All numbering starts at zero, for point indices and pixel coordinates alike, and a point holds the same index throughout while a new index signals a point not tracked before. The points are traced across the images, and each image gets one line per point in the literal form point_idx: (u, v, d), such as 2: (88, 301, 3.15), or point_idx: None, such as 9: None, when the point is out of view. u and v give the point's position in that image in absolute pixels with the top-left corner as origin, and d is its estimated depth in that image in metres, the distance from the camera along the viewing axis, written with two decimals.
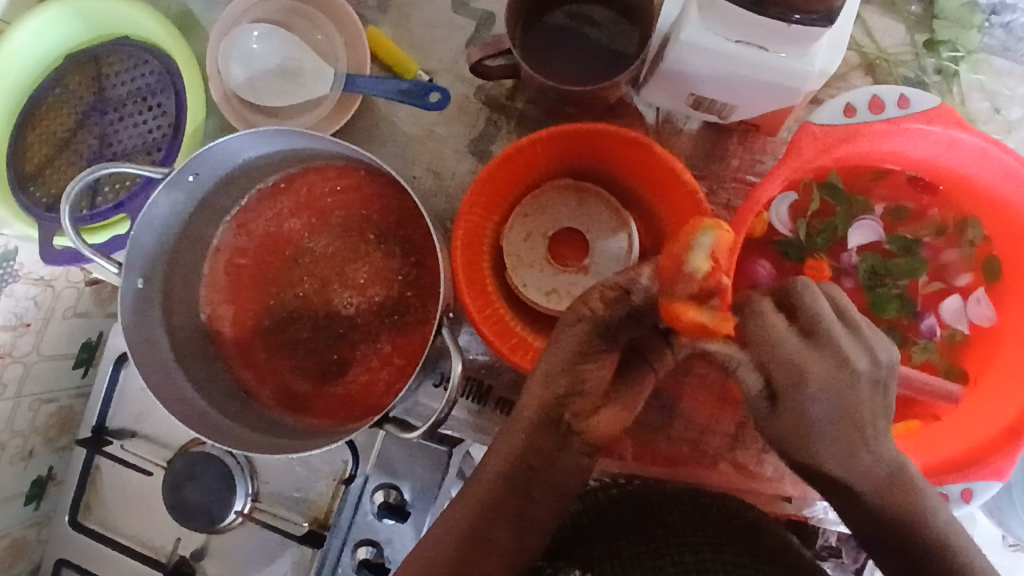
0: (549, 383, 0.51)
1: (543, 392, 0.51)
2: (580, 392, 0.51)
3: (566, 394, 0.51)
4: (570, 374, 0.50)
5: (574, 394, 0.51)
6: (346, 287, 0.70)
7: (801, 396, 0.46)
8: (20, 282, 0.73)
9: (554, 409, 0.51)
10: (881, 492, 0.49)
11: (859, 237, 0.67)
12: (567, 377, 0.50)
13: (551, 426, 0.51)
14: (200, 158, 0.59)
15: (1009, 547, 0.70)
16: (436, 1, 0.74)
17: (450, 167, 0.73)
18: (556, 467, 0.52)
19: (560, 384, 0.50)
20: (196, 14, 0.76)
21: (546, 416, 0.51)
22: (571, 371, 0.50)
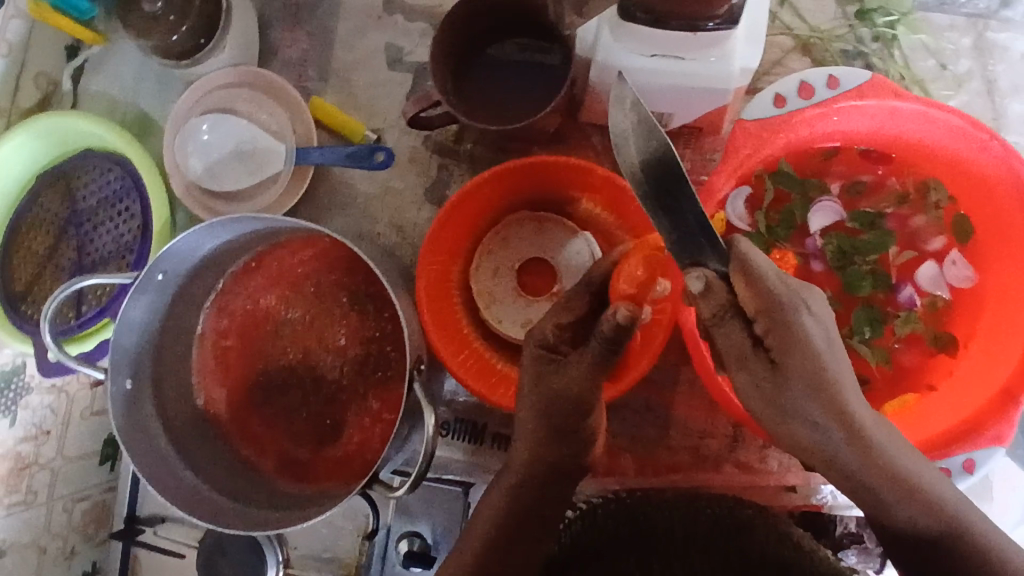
0: (539, 433, 0.51)
1: (539, 445, 0.51)
2: (583, 435, 0.51)
3: (566, 438, 0.51)
4: (566, 424, 0.51)
5: (577, 439, 0.51)
6: (328, 351, 0.72)
7: (808, 345, 0.44)
8: (34, 393, 0.79)
9: (553, 454, 0.51)
10: (886, 480, 0.45)
11: (820, 220, 0.66)
12: (569, 422, 0.51)
13: (553, 473, 0.51)
14: (165, 256, 0.61)
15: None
16: (371, 61, 0.75)
17: (412, 218, 0.75)
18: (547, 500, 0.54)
19: (557, 432, 0.51)
20: (152, 115, 0.79)
21: (544, 457, 0.51)
22: (571, 418, 0.51)
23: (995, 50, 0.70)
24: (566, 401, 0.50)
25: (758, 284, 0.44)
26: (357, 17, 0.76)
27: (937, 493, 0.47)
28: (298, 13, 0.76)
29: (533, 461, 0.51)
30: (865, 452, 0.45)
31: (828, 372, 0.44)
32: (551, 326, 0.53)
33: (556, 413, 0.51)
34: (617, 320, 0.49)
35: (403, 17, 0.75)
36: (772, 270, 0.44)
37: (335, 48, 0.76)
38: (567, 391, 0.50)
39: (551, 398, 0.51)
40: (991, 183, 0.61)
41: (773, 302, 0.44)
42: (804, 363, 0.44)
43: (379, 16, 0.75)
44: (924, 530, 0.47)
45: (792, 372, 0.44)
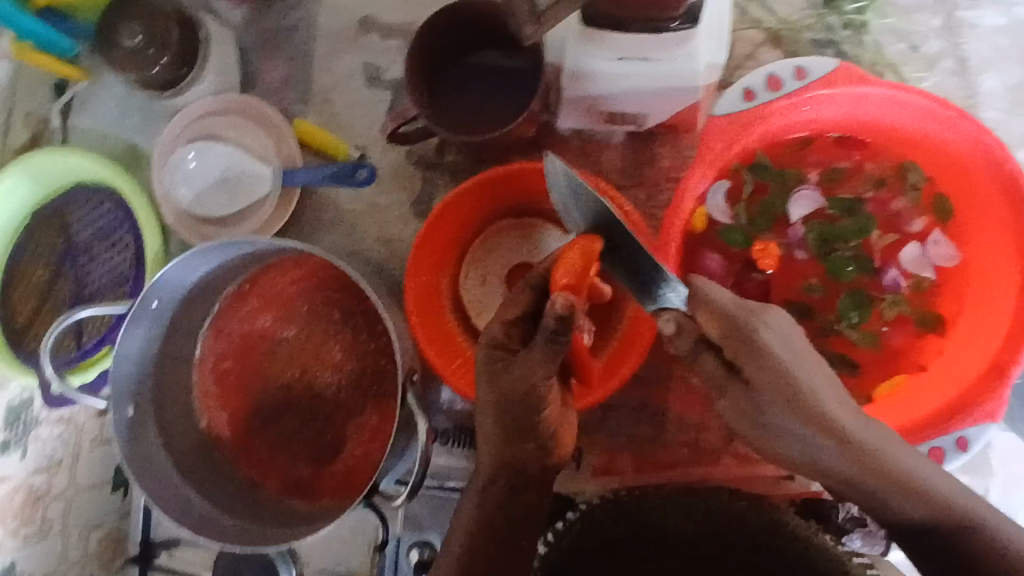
0: (501, 433, 0.51)
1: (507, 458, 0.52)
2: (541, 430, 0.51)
3: (523, 433, 0.51)
4: (523, 420, 0.50)
5: (535, 435, 0.51)
6: (324, 368, 0.73)
7: (774, 362, 0.47)
8: (44, 425, 0.79)
9: (518, 450, 0.52)
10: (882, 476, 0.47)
11: (801, 209, 0.66)
12: (524, 420, 0.50)
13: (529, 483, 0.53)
14: (158, 284, 0.63)
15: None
16: (350, 80, 0.77)
17: (399, 232, 0.76)
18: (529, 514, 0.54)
19: (515, 428, 0.51)
20: (140, 147, 0.81)
21: (513, 456, 0.52)
22: (525, 413, 0.50)
23: (965, 29, 0.70)
24: (520, 397, 0.49)
25: (716, 312, 0.48)
26: (334, 38, 0.77)
27: (933, 486, 0.47)
28: (276, 39, 0.78)
29: (503, 472, 0.53)
30: (856, 456, 0.47)
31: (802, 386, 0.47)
32: (499, 326, 0.51)
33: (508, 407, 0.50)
34: (555, 313, 0.46)
35: (378, 35, 0.76)
36: (730, 298, 0.48)
37: (314, 70, 0.77)
38: (519, 386, 0.49)
39: (503, 394, 0.50)
40: (964, 162, 0.62)
41: (734, 324, 0.48)
42: (772, 378, 0.47)
43: (355, 36, 0.77)
44: (919, 519, 0.47)
45: (764, 392, 0.47)
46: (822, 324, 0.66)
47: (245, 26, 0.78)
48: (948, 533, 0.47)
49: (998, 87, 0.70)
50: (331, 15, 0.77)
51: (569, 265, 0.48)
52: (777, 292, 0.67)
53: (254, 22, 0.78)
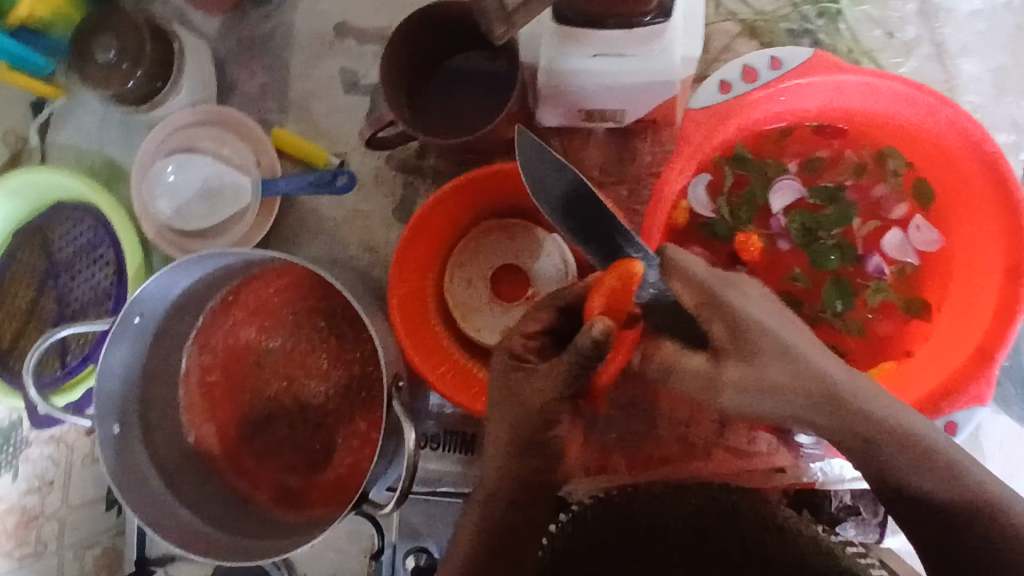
0: (509, 444, 0.54)
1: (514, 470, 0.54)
2: (547, 444, 0.54)
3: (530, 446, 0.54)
4: (532, 434, 0.53)
5: (541, 451, 0.54)
6: (311, 377, 0.73)
7: (751, 325, 0.46)
8: (34, 446, 0.81)
9: (523, 460, 0.54)
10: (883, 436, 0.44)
11: (781, 200, 0.67)
12: (531, 433, 0.53)
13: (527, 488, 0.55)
14: (139, 300, 0.62)
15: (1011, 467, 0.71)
16: (328, 87, 0.76)
17: (382, 238, 0.75)
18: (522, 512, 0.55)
19: (523, 442, 0.54)
20: (119, 161, 0.80)
21: (515, 464, 0.54)
22: (536, 430, 0.53)
23: (941, 14, 0.70)
24: (534, 412, 0.52)
25: (690, 280, 0.48)
26: (310, 46, 0.77)
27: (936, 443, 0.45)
28: (251, 48, 0.77)
29: (508, 484, 0.55)
30: (849, 417, 0.45)
31: (783, 349, 0.45)
32: (520, 338, 0.54)
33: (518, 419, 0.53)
34: (594, 335, 0.47)
35: (354, 41, 0.76)
36: (702, 266, 0.48)
37: (291, 79, 0.77)
38: (536, 403, 0.52)
39: (519, 409, 0.52)
40: (943, 146, 0.61)
41: (707, 290, 0.47)
42: (750, 345, 0.45)
43: (331, 42, 0.76)
44: (911, 482, 0.45)
45: (743, 356, 0.45)
46: (808, 314, 0.66)
47: (221, 37, 0.78)
48: (939, 493, 0.45)
49: (978, 70, 0.70)
50: (306, 22, 0.76)
51: (608, 291, 0.49)
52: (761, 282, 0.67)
53: (229, 32, 0.77)
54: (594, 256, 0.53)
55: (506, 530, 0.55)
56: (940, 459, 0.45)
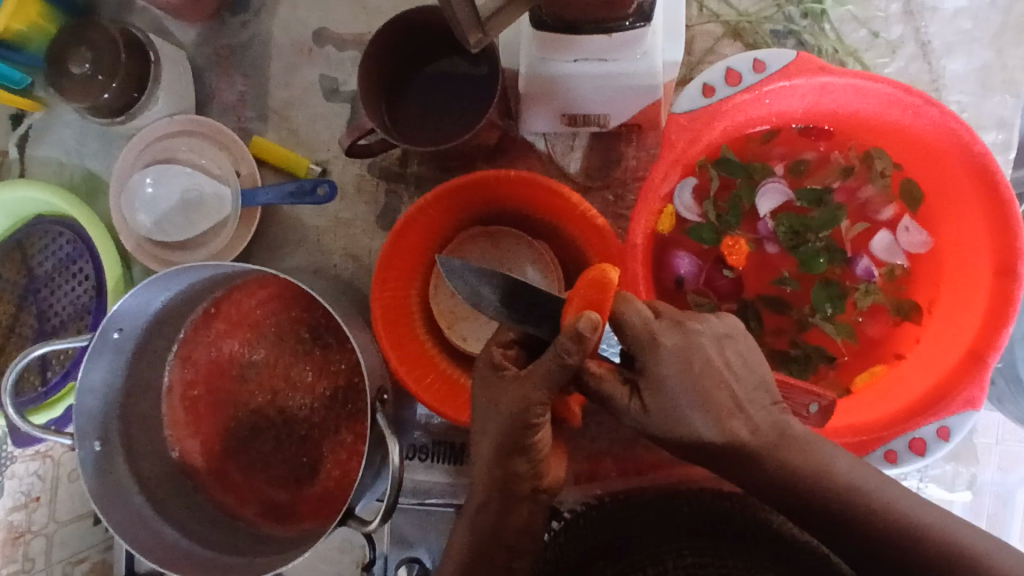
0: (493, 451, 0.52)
1: (494, 478, 0.52)
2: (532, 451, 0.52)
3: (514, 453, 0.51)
4: (516, 442, 0.51)
5: (526, 454, 0.52)
6: (296, 390, 0.72)
7: (667, 380, 0.48)
8: (20, 462, 0.79)
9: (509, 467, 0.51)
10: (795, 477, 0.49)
11: (768, 203, 0.66)
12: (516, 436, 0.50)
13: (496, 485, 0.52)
14: (117, 315, 0.61)
15: (1007, 468, 0.71)
16: (308, 95, 0.75)
17: (366, 247, 0.74)
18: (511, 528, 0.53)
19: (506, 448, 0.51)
20: (98, 173, 0.79)
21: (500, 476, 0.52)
22: (522, 431, 0.50)
23: (926, 12, 0.69)
24: (514, 416, 0.50)
25: (628, 333, 0.49)
26: (289, 54, 0.75)
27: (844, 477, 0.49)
28: (230, 57, 0.76)
29: (491, 491, 0.52)
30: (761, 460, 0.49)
31: (704, 397, 0.48)
32: (497, 349, 0.54)
33: (500, 423, 0.51)
34: (580, 329, 0.45)
35: (334, 48, 0.75)
36: (638, 315, 0.49)
37: (271, 87, 0.76)
38: (515, 407, 0.50)
39: (500, 415, 0.51)
40: (930, 144, 0.60)
41: (638, 343, 0.49)
42: (671, 397, 0.48)
43: (311, 50, 0.75)
44: (831, 504, 0.49)
45: (657, 410, 0.48)
46: (798, 317, 0.66)
47: (199, 46, 0.77)
48: (854, 513, 0.49)
49: (963, 69, 0.69)
50: (285, 29, 0.75)
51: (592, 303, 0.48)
52: (749, 286, 0.67)
53: (207, 41, 0.76)
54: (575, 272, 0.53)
55: (493, 543, 0.53)
56: (840, 485, 0.49)
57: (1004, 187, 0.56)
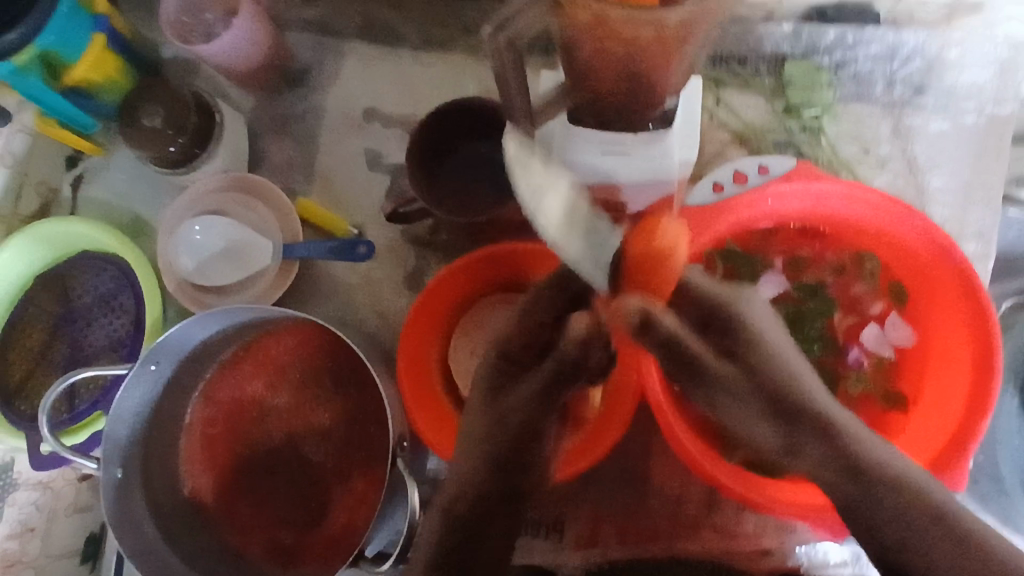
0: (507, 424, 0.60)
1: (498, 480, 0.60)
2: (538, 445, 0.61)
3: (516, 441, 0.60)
4: (519, 445, 0.61)
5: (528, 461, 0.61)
6: (313, 435, 0.75)
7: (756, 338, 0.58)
8: (21, 489, 0.79)
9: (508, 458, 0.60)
10: (838, 450, 0.56)
11: (769, 290, 0.73)
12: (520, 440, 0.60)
13: (506, 493, 0.60)
14: (161, 346, 0.66)
15: None
16: (352, 163, 0.82)
17: (391, 304, 0.79)
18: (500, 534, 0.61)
19: (507, 444, 0.60)
20: (146, 217, 0.85)
21: (489, 453, 0.60)
22: (518, 430, 0.60)
23: (912, 135, 0.78)
24: (523, 414, 0.60)
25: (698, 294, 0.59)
26: (339, 125, 0.83)
27: (887, 461, 0.55)
28: (285, 124, 0.84)
29: (492, 488, 0.60)
30: (815, 423, 0.56)
31: (770, 360, 0.57)
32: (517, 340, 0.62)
33: (511, 421, 0.60)
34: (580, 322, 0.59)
35: (380, 124, 0.83)
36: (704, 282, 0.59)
37: (319, 153, 0.83)
38: (521, 408, 0.60)
39: (504, 418, 0.60)
40: (912, 251, 0.67)
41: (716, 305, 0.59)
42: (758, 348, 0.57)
43: (359, 124, 0.83)
44: (870, 477, 0.55)
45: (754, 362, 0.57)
46: None
47: (257, 112, 0.85)
48: (897, 493, 0.54)
49: (945, 185, 0.78)
50: (337, 104, 0.83)
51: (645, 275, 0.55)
52: None
53: (266, 109, 0.84)
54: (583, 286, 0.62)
55: (487, 535, 0.60)
56: (870, 466, 0.55)
57: (977, 287, 0.62)
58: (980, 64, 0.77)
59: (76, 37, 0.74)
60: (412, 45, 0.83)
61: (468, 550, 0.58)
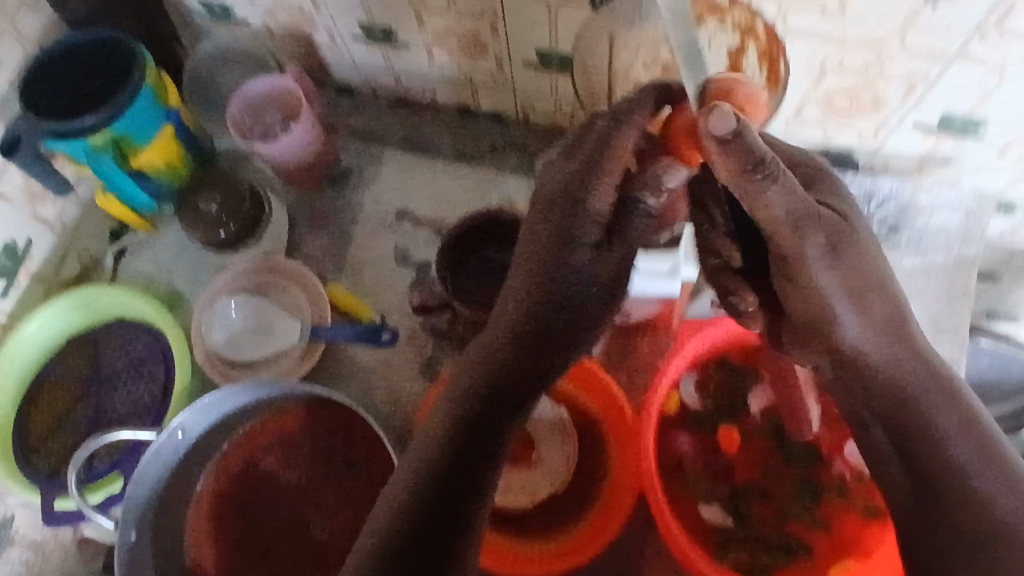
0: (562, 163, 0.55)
1: (515, 347, 0.56)
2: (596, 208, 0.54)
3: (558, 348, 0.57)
4: (565, 310, 0.56)
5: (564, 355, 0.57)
6: (319, 512, 0.77)
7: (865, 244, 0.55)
8: (15, 547, 0.81)
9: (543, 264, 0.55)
10: (891, 333, 0.56)
11: (756, 402, 0.77)
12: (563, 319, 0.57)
13: (532, 336, 0.56)
14: (189, 417, 0.71)
15: None
16: (382, 257, 0.90)
17: (405, 390, 0.84)
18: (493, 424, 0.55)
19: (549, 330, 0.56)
20: (181, 291, 0.91)
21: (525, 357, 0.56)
22: (563, 342, 0.57)
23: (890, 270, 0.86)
24: (571, 232, 0.55)
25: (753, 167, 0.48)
26: (372, 223, 0.91)
27: (941, 365, 0.56)
28: (322, 217, 0.92)
29: (513, 338, 0.56)
30: (886, 329, 0.56)
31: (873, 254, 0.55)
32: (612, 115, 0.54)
33: (555, 261, 0.55)
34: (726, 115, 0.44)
35: (411, 224, 0.91)
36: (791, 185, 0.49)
37: (351, 246, 0.91)
38: (591, 208, 0.54)
39: (552, 256, 0.55)
40: None
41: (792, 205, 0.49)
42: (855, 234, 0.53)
43: (391, 223, 0.91)
44: (933, 390, 0.54)
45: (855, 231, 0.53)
46: (781, 506, 0.75)
47: (299, 205, 0.93)
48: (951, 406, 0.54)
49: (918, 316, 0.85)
50: (373, 204, 0.92)
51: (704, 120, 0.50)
52: (739, 474, 0.76)
53: (307, 203, 0.93)
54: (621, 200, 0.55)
55: (470, 441, 0.53)
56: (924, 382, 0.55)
57: None
58: (951, 207, 0.83)
59: (149, 128, 0.82)
60: (445, 158, 0.93)
61: (487, 421, 0.54)
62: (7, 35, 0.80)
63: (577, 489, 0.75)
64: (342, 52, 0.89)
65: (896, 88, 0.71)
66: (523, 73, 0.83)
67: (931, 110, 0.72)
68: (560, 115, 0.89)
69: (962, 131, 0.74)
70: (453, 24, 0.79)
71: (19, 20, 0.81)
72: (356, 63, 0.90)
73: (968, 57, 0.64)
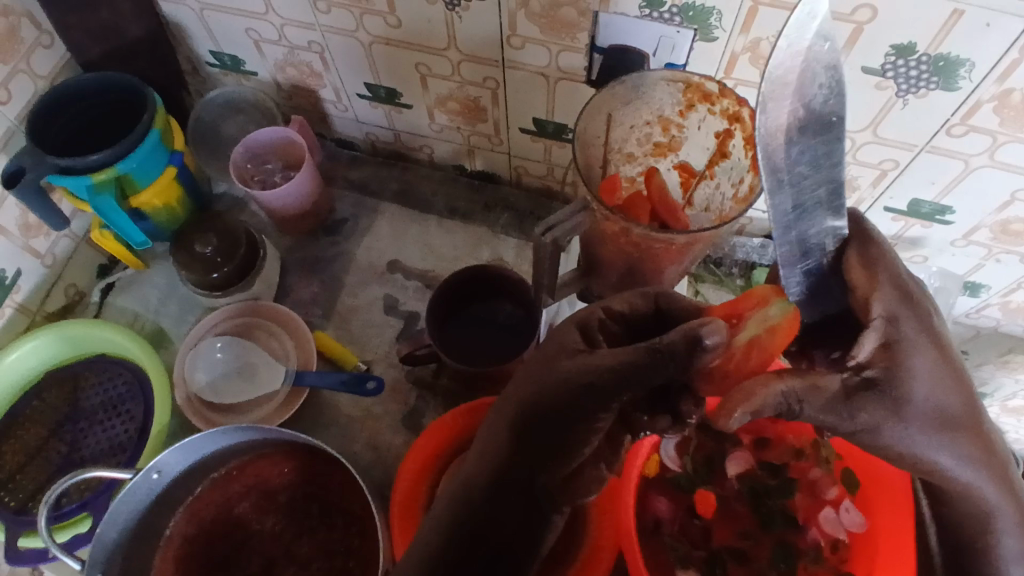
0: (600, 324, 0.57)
1: (514, 398, 0.54)
2: (604, 363, 0.50)
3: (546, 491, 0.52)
4: (566, 386, 0.51)
5: (567, 415, 0.50)
6: (292, 562, 0.76)
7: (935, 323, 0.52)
8: None
9: (544, 361, 0.54)
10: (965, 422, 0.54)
11: (734, 466, 0.76)
12: (570, 425, 0.51)
13: (535, 399, 0.52)
14: (168, 456, 0.68)
15: None
16: (372, 306, 0.91)
17: (387, 440, 0.84)
18: (501, 498, 0.51)
19: (551, 425, 0.51)
20: (166, 329, 0.91)
21: (502, 492, 0.51)
22: (572, 398, 0.50)
23: None
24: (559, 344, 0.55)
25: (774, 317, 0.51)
26: (364, 272, 0.93)
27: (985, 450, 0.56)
28: (314, 265, 0.94)
29: (519, 397, 0.53)
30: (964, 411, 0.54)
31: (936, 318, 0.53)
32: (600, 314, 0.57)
33: (554, 357, 0.53)
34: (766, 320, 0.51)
35: (402, 276, 0.93)
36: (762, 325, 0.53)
37: (342, 294, 0.92)
38: (575, 368, 0.51)
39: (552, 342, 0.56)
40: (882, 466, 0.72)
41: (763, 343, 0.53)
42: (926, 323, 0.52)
43: (382, 273, 0.93)
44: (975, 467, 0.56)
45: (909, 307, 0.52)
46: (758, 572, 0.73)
47: (292, 251, 0.95)
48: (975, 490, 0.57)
49: None
50: (366, 253, 0.94)
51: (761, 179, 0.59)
52: (717, 537, 0.75)
53: (301, 250, 0.95)
54: (638, 353, 0.49)
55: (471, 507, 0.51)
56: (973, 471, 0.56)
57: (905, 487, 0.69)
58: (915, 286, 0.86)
59: (153, 167, 0.84)
60: (438, 214, 0.96)
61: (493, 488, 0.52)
62: (21, 72, 0.82)
63: (559, 549, 0.70)
64: (347, 109, 0.93)
65: (869, 174, 0.76)
66: (521, 139, 0.87)
67: (901, 197, 0.77)
68: (551, 179, 0.93)
69: (930, 216, 0.79)
70: (457, 89, 0.83)
71: (35, 59, 0.84)
72: (359, 119, 0.94)
73: (936, 148, 0.69)
